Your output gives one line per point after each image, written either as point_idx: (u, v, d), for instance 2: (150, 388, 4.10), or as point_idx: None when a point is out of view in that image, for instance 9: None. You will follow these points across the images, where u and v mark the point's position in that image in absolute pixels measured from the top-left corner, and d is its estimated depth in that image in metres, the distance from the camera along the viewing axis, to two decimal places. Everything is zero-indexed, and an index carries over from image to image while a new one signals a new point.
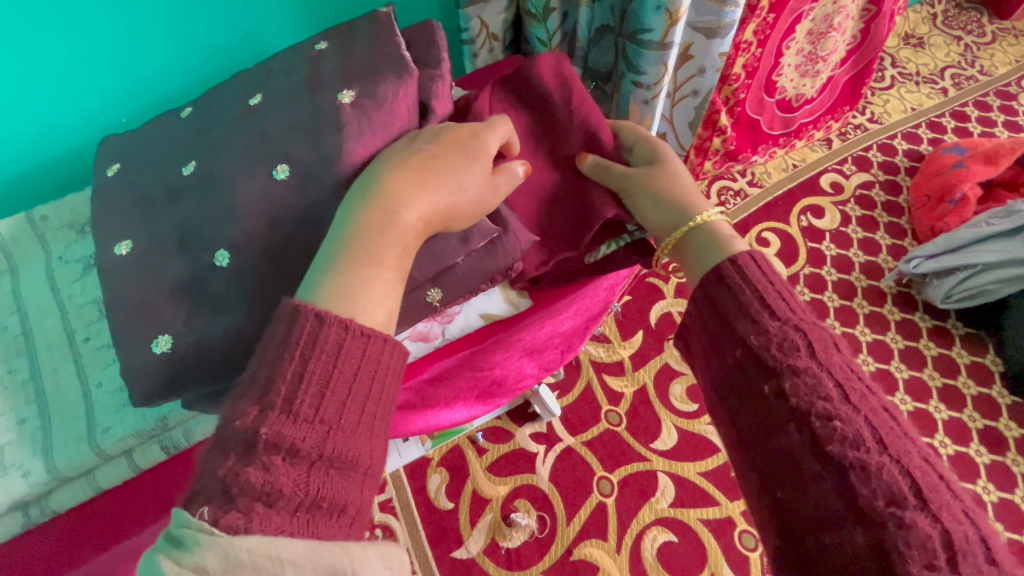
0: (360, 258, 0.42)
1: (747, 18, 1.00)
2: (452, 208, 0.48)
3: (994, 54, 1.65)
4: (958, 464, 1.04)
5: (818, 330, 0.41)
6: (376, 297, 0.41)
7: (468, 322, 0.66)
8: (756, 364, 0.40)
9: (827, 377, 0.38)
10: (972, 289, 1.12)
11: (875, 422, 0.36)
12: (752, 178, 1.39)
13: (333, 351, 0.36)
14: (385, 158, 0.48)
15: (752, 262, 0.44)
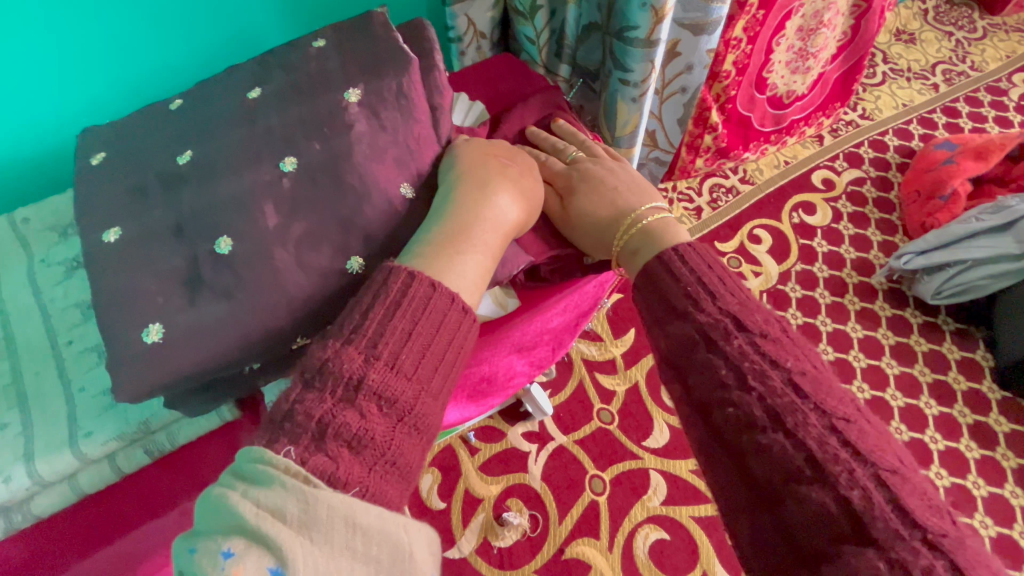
0: (454, 237, 0.49)
1: (738, 15, 1.00)
2: (525, 218, 0.55)
3: (985, 49, 1.65)
4: (948, 459, 1.04)
5: (717, 320, 0.40)
6: (470, 282, 0.46)
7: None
8: (669, 353, 0.42)
9: (722, 359, 0.38)
10: (962, 285, 1.12)
11: (776, 399, 0.36)
12: (744, 175, 1.39)
13: (436, 319, 0.40)
14: (473, 160, 0.56)
15: (660, 263, 0.45)
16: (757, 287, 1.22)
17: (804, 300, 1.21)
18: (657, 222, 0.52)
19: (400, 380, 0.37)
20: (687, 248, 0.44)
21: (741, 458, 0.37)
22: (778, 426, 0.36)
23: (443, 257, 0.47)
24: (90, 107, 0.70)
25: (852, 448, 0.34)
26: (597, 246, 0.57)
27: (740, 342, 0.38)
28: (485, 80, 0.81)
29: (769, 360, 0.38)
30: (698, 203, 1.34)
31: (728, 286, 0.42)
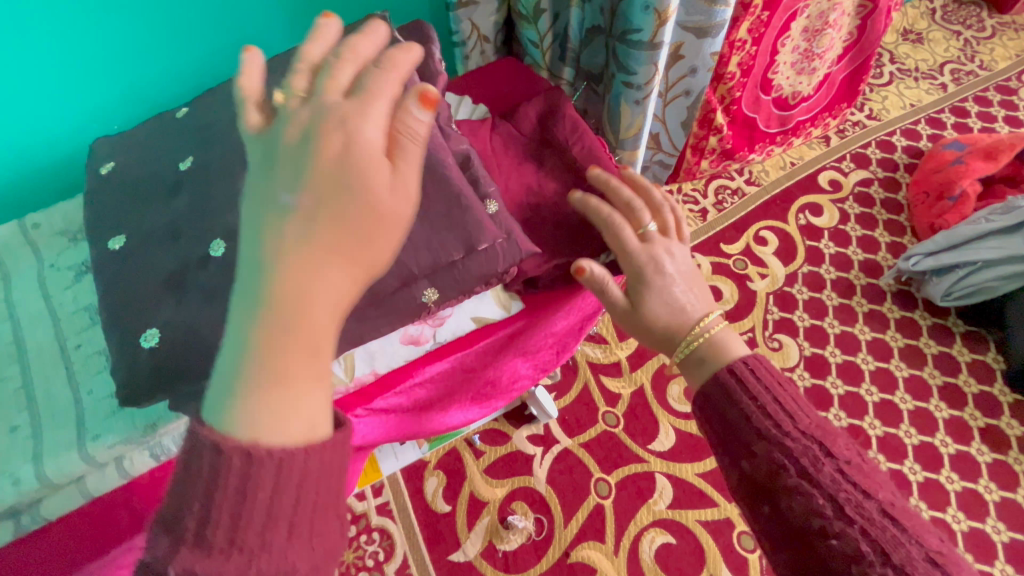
0: (279, 352, 0.27)
1: (742, 17, 1.00)
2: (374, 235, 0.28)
3: (994, 48, 1.64)
4: (959, 463, 1.03)
5: (805, 439, 0.40)
6: (303, 406, 0.27)
7: (460, 326, 0.64)
8: (731, 450, 0.42)
9: (792, 461, 0.39)
10: (972, 286, 1.11)
11: (842, 493, 0.37)
12: (750, 176, 1.38)
13: (280, 435, 0.27)
14: (265, 167, 0.28)
15: (732, 375, 0.44)
16: (764, 289, 1.22)
17: (811, 302, 1.20)
18: (717, 338, 0.49)
19: (244, 521, 0.26)
20: (756, 361, 0.44)
21: (809, 548, 0.37)
22: (849, 522, 0.37)
23: (274, 388, 0.27)
24: (100, 113, 0.71)
25: (912, 534, 0.36)
26: (651, 345, 0.54)
27: (807, 448, 0.39)
28: (487, 84, 0.82)
29: (826, 451, 0.39)
30: (703, 205, 1.34)
31: (795, 396, 0.43)
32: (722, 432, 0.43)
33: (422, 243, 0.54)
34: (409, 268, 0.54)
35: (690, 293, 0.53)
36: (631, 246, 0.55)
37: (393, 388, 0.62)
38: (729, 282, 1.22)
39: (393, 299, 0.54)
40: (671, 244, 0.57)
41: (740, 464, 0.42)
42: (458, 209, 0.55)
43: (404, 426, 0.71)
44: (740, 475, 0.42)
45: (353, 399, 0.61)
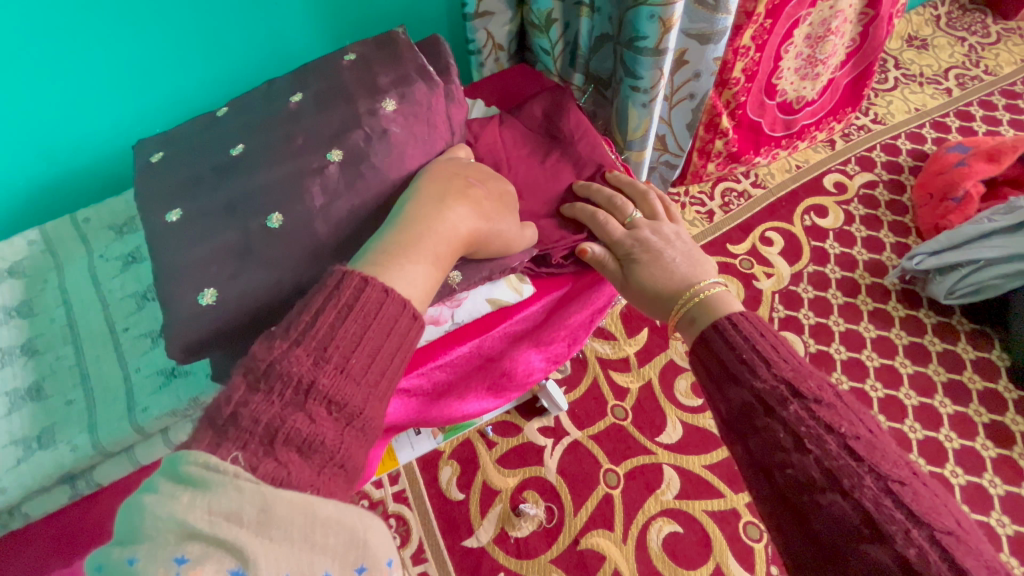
0: (410, 243, 0.51)
1: (745, 25, 1.04)
2: (479, 236, 0.57)
3: (999, 54, 1.66)
4: (964, 458, 1.04)
5: (772, 379, 0.44)
6: (407, 281, 0.48)
7: (476, 308, 0.68)
8: (710, 392, 0.48)
9: (758, 400, 0.44)
10: (975, 284, 1.13)
11: (802, 426, 0.41)
12: (755, 179, 1.42)
13: (388, 325, 0.42)
14: (431, 186, 0.56)
15: (717, 330, 0.49)
16: (769, 288, 1.25)
17: (817, 300, 1.23)
18: (713, 295, 0.55)
19: (350, 385, 0.39)
20: (739, 317, 0.49)
21: (773, 479, 0.42)
22: (806, 453, 0.41)
23: (393, 269, 0.48)
24: (146, 117, 0.77)
25: (868, 464, 0.39)
26: (651, 312, 0.62)
27: (776, 387, 0.43)
28: (498, 88, 0.87)
29: (792, 391, 0.43)
30: (710, 207, 1.37)
31: (775, 343, 0.46)
32: (704, 378, 0.49)
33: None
34: None
35: (677, 262, 0.62)
36: (619, 232, 0.66)
37: (417, 370, 0.66)
38: (736, 281, 1.25)
39: None
40: (657, 225, 0.66)
41: (718, 405, 0.48)
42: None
43: (427, 411, 0.75)
44: (720, 417, 0.47)
45: None
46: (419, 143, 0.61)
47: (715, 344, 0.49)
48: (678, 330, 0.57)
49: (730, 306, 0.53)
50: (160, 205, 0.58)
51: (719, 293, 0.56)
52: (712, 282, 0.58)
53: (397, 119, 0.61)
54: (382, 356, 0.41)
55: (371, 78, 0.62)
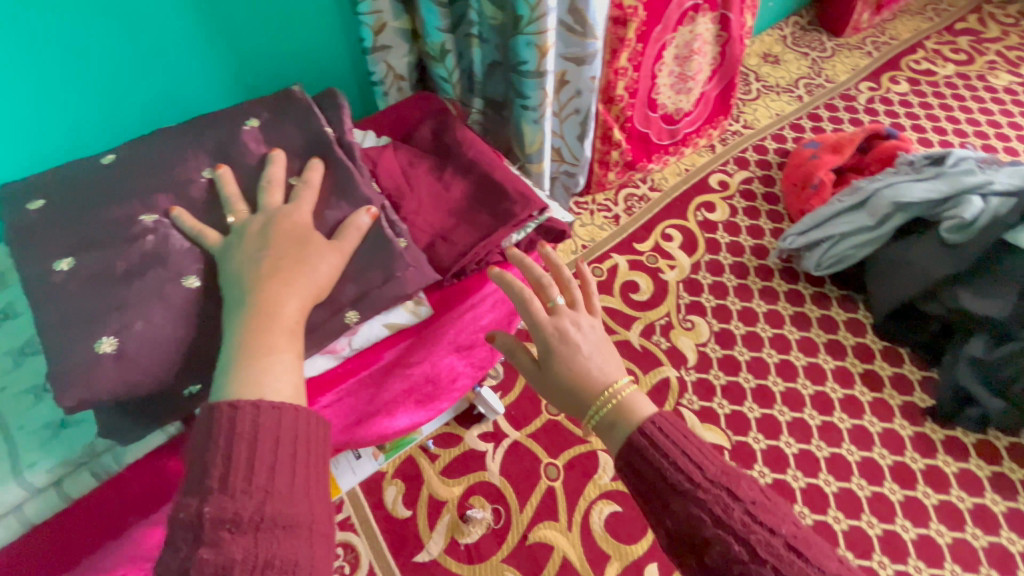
0: (260, 340, 0.50)
1: (619, 49, 1.20)
2: (317, 290, 0.57)
3: (835, 65, 1.97)
4: (847, 404, 1.20)
5: (715, 489, 0.49)
6: (279, 378, 0.49)
7: (372, 333, 0.69)
8: (650, 506, 0.51)
9: (706, 514, 0.47)
10: (837, 256, 1.30)
11: (748, 530, 0.46)
12: (652, 184, 1.58)
13: (250, 428, 0.45)
14: (245, 280, 0.54)
15: (647, 436, 0.52)
16: (673, 279, 1.39)
17: (715, 285, 1.38)
18: (627, 400, 0.56)
19: (238, 499, 0.42)
20: (662, 420, 0.53)
21: None
22: (761, 561, 0.45)
23: (260, 369, 0.49)
24: (29, 168, 0.77)
25: (813, 562, 0.46)
26: (563, 405, 0.60)
27: (718, 495, 0.48)
28: (395, 118, 0.91)
29: (732, 496, 0.48)
30: (615, 211, 1.51)
31: (697, 445, 0.52)
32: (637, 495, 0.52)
33: (351, 274, 0.63)
34: (336, 296, 0.62)
35: (587, 356, 0.60)
36: (541, 317, 0.62)
37: (336, 388, 0.68)
38: (645, 275, 1.39)
39: (325, 323, 0.62)
40: (578, 317, 0.63)
41: (662, 519, 0.50)
42: (380, 243, 0.65)
43: (357, 428, 0.79)
44: (664, 529, 0.50)
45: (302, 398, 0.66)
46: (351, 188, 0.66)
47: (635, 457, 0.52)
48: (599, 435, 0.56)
49: (643, 411, 0.55)
50: (51, 255, 0.58)
51: (631, 393, 0.57)
52: (625, 382, 0.58)
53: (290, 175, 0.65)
54: (284, 456, 0.45)
55: (294, 146, 0.69)
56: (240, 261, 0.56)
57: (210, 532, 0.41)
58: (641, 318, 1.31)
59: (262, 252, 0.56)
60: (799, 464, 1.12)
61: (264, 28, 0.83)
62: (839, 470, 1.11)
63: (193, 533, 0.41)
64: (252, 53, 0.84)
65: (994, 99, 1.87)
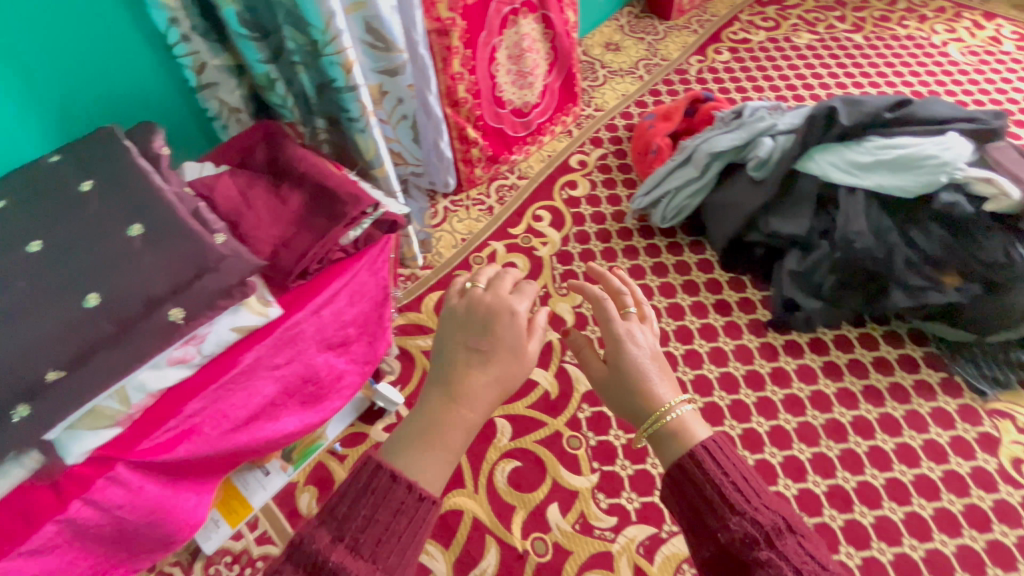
0: (440, 418, 0.58)
1: (448, 56, 1.33)
2: (502, 392, 0.62)
3: (668, 45, 2.22)
4: (704, 332, 1.37)
5: (771, 516, 0.56)
6: (434, 467, 0.56)
7: (222, 338, 0.75)
8: (702, 524, 0.58)
9: (758, 532, 0.55)
10: (677, 208, 1.49)
11: (799, 558, 0.53)
12: (519, 173, 1.71)
13: (395, 503, 0.51)
14: (449, 356, 0.63)
15: (708, 454, 0.61)
16: (547, 254, 1.53)
17: (584, 253, 1.53)
18: (681, 421, 0.66)
19: (357, 563, 0.48)
20: (719, 444, 0.62)
21: None
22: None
23: (428, 450, 0.56)
24: None
25: None
26: (625, 410, 0.71)
27: (775, 521, 0.56)
28: (239, 148, 0.96)
29: (787, 525, 0.55)
30: (489, 203, 1.64)
31: (751, 478, 0.60)
32: (688, 512, 0.60)
33: (161, 271, 0.70)
34: (152, 294, 0.69)
35: (657, 381, 0.70)
36: (620, 327, 0.73)
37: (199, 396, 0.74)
38: (521, 256, 1.52)
39: (148, 321, 0.68)
40: (646, 334, 0.74)
41: (716, 533, 0.57)
42: (183, 236, 0.72)
43: (239, 434, 0.83)
44: (716, 545, 0.57)
45: (161, 408, 0.73)
46: (141, 192, 0.75)
47: (695, 475, 0.60)
48: (654, 441, 0.67)
49: (698, 433, 0.64)
50: None
51: (686, 414, 0.67)
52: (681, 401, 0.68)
53: (88, 193, 0.74)
54: (398, 538, 0.50)
55: (85, 169, 0.76)
56: (455, 342, 0.64)
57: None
58: None
59: (513, 328, 0.64)
60: None
61: (63, 76, 0.86)
62: (703, 388, 1.28)
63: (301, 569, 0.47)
64: (70, 105, 0.89)
65: (798, 56, 2.18)
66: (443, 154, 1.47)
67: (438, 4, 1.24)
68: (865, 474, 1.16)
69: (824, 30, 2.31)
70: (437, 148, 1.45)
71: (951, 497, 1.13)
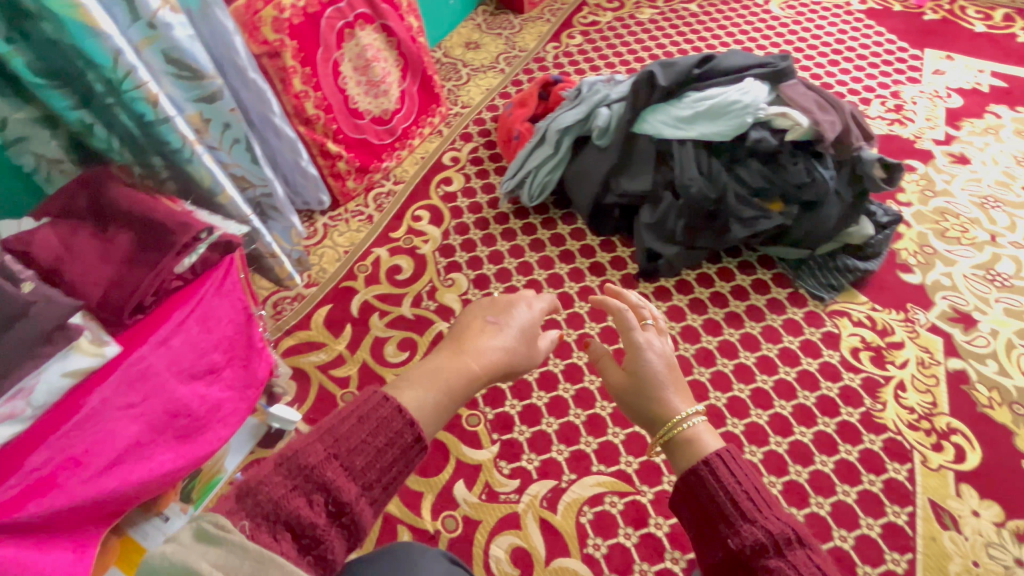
0: (442, 363, 0.74)
1: (286, 77, 1.36)
2: (495, 358, 0.78)
3: (525, 36, 2.34)
4: (583, 294, 1.47)
5: (782, 527, 0.64)
6: (423, 394, 0.68)
7: (53, 386, 0.77)
8: (717, 528, 0.68)
9: (768, 541, 0.63)
10: (541, 185, 1.59)
11: (804, 565, 0.61)
12: (395, 179, 1.75)
13: (387, 432, 0.60)
14: (466, 328, 0.82)
15: (724, 467, 0.71)
16: (429, 250, 1.58)
17: (465, 243, 1.60)
18: (690, 429, 0.79)
19: (348, 482, 0.56)
20: (732, 460, 0.72)
21: None
22: None
23: (424, 382, 0.69)
24: None
25: None
26: (644, 418, 0.86)
27: (785, 532, 0.64)
28: (65, 203, 0.92)
29: (795, 537, 0.63)
30: (368, 212, 1.67)
31: (766, 494, 0.68)
32: (705, 515, 0.70)
33: None
34: None
35: (672, 395, 0.85)
36: (639, 343, 0.88)
37: (41, 447, 0.74)
38: (406, 257, 1.56)
39: None
40: (660, 350, 0.89)
41: (728, 540, 0.67)
42: None
43: (107, 480, 0.79)
44: (726, 548, 0.66)
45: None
46: None
47: (713, 482, 0.70)
48: (667, 446, 0.80)
49: (707, 443, 0.77)
50: None
51: (696, 423, 0.80)
52: (691, 412, 0.81)
53: None
54: (381, 465, 0.59)
55: None
56: (474, 321, 0.83)
57: (316, 493, 0.55)
58: (408, 293, 1.49)
59: (525, 315, 0.85)
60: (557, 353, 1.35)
61: None
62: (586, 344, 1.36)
63: (295, 481, 0.54)
64: None
65: (643, 30, 2.36)
66: (306, 170, 1.49)
67: (261, 28, 1.28)
68: (734, 390, 1.29)
69: (663, 4, 2.50)
70: (298, 165, 1.48)
71: (806, 393, 1.28)
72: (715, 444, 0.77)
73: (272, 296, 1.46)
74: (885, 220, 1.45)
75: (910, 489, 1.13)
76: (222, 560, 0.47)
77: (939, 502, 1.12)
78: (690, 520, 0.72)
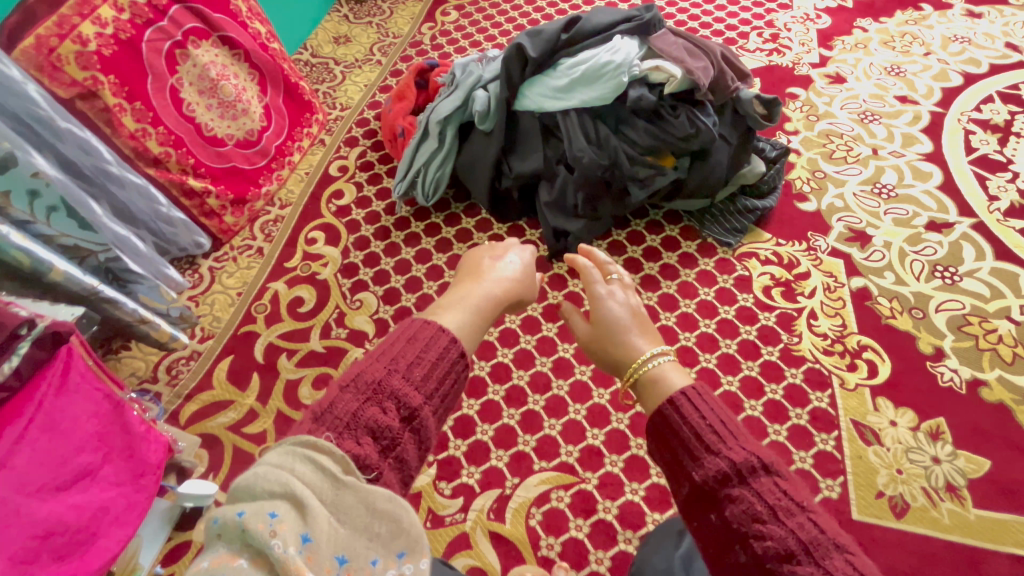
0: (460, 296, 0.77)
1: (113, 117, 1.21)
2: (505, 288, 0.82)
3: (397, 20, 2.19)
4: None
5: (745, 452, 0.60)
6: (455, 317, 0.71)
7: None
8: (681, 462, 0.63)
9: (734, 471, 0.59)
10: (434, 182, 1.50)
11: (770, 493, 0.57)
12: (280, 203, 1.61)
13: (435, 345, 0.64)
14: (470, 271, 0.86)
15: (687, 396, 0.67)
16: (330, 273, 1.47)
17: (368, 258, 1.50)
18: (653, 367, 0.80)
19: (412, 391, 0.60)
20: (696, 388, 0.68)
21: (750, 551, 0.55)
22: (780, 521, 0.55)
23: (451, 310, 0.72)
24: None
25: (831, 540, 0.54)
26: (614, 366, 0.88)
27: (749, 461, 0.59)
28: None
29: (760, 464, 0.59)
30: (256, 244, 1.53)
31: (731, 419, 0.64)
32: (670, 450, 0.65)
33: None
34: None
35: (637, 337, 0.87)
36: (602, 294, 0.93)
37: None
38: (306, 286, 1.45)
39: None
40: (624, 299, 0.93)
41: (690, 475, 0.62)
42: None
43: None
44: (691, 482, 0.62)
45: None
46: None
47: (678, 417, 0.65)
48: (631, 388, 0.83)
49: (670, 376, 0.78)
50: None
51: (659, 361, 0.81)
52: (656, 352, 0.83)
53: None
54: (436, 373, 0.62)
55: None
56: (474, 264, 0.88)
57: (387, 404, 0.59)
58: (315, 325, 1.38)
59: (522, 252, 0.92)
60: (480, 355, 1.29)
61: None
62: (510, 338, 1.31)
63: (362, 400, 0.58)
64: None
65: None
66: (170, 215, 1.34)
67: (64, 67, 1.11)
68: None
69: None
70: (159, 212, 1.33)
71: (727, 342, 1.30)
72: (679, 379, 0.77)
73: (163, 361, 1.32)
74: (774, 154, 1.47)
75: (833, 414, 1.18)
76: (312, 480, 0.50)
77: (860, 420, 1.17)
78: (656, 453, 0.68)
